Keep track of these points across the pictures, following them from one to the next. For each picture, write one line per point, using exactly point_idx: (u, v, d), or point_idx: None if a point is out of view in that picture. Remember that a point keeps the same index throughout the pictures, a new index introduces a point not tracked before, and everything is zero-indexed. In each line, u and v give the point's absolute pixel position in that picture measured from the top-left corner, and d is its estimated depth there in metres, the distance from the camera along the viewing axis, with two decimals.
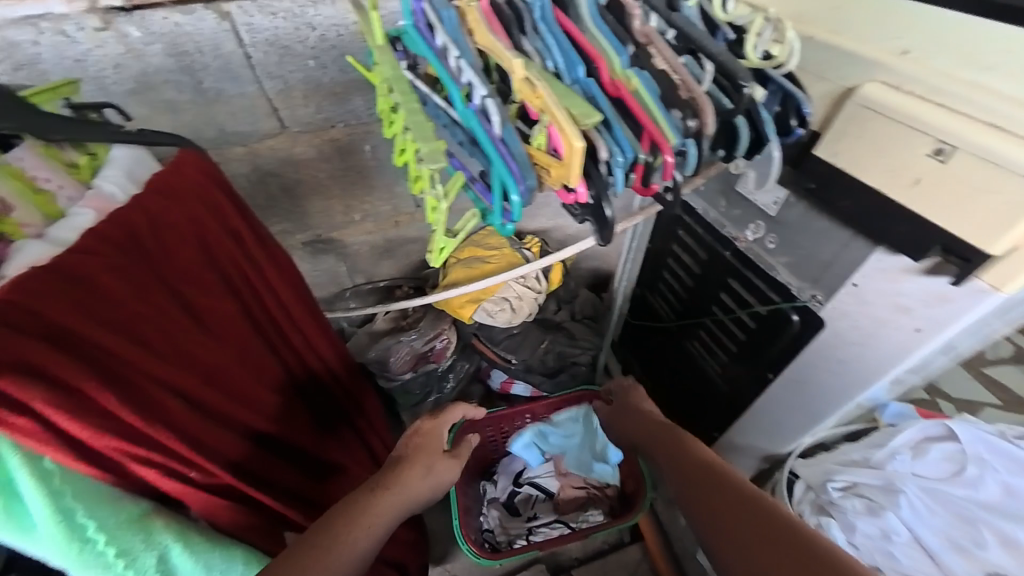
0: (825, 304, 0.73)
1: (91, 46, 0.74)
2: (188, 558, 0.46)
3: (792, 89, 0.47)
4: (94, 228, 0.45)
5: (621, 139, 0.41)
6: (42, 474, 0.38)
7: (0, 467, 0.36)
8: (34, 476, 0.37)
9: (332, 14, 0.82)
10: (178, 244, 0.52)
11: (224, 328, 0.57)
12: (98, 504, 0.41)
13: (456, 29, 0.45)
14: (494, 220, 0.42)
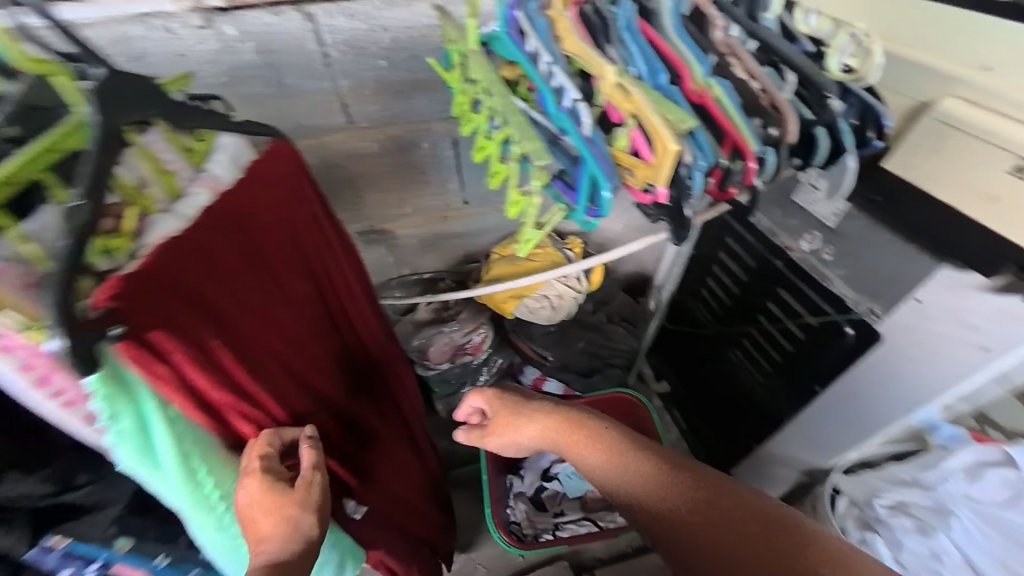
0: (882, 318, 0.72)
1: (193, 43, 0.81)
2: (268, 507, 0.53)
3: (873, 102, 0.48)
4: (209, 205, 0.47)
5: (703, 143, 0.43)
6: (170, 420, 0.43)
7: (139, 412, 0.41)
8: (164, 421, 0.43)
9: (406, 18, 0.87)
10: (271, 228, 0.53)
11: (303, 308, 0.60)
12: (209, 453, 0.48)
13: (546, 36, 0.48)
14: (577, 216, 0.45)
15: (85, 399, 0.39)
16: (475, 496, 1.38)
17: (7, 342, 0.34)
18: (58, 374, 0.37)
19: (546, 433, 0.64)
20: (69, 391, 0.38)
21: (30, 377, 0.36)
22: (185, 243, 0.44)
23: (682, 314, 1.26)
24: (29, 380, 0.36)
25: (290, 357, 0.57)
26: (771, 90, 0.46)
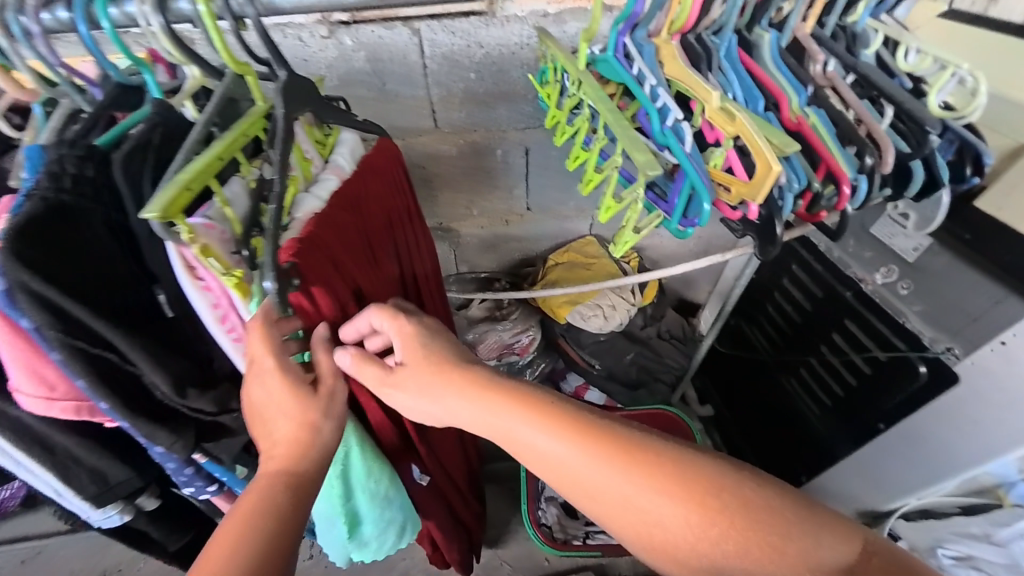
0: (962, 359, 0.70)
1: (316, 49, 0.92)
2: (361, 463, 0.57)
3: (973, 138, 0.48)
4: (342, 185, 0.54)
5: (798, 167, 0.46)
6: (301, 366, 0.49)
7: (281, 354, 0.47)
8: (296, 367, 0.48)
9: (500, 36, 0.93)
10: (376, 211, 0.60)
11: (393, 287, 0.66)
12: None
13: (652, 61, 0.51)
14: (672, 224, 0.49)
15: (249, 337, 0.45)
16: (507, 494, 1.41)
17: (207, 281, 0.41)
18: (234, 312, 0.43)
19: (490, 413, 0.46)
20: (240, 330, 0.44)
21: (215, 312, 0.42)
22: (334, 221, 0.51)
23: (735, 337, 1.24)
24: (213, 314, 0.42)
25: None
26: (868, 120, 0.48)
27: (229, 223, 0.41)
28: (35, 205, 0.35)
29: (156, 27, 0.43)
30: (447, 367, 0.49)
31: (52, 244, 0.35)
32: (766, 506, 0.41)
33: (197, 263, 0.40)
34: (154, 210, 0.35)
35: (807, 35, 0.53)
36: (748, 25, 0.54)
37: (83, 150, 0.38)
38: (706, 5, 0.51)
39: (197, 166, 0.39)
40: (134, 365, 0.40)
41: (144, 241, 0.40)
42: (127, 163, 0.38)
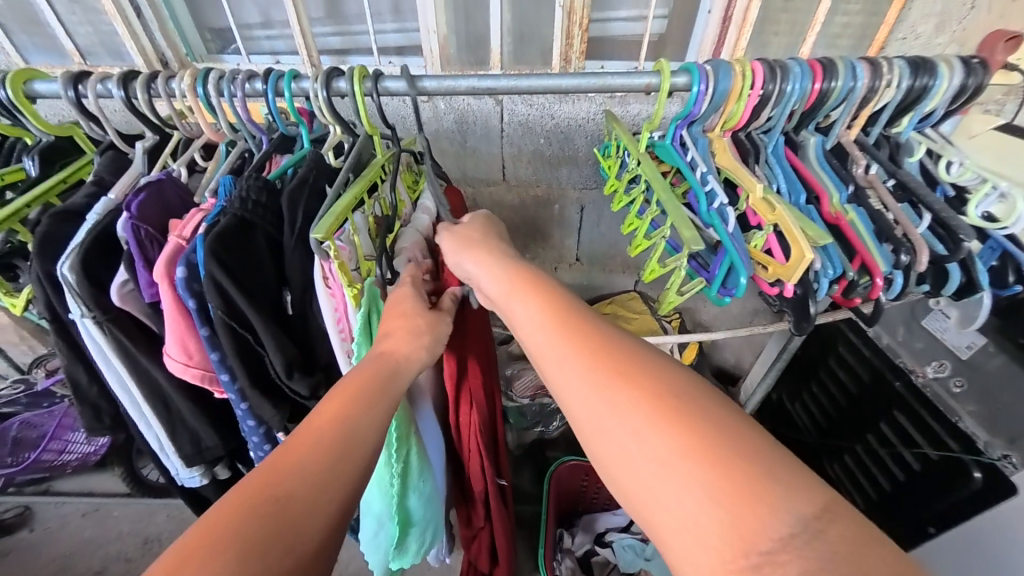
0: (1021, 469, 0.67)
1: (415, 109, 1.09)
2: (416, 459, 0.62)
3: (1015, 249, 0.51)
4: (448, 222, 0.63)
5: (834, 257, 0.51)
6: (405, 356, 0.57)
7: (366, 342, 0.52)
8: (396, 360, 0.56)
9: (571, 111, 1.06)
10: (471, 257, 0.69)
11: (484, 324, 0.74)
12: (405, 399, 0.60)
13: (706, 152, 0.60)
14: (712, 290, 0.55)
15: (352, 337, 0.54)
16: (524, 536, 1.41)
17: (334, 288, 0.51)
18: (346, 317, 0.54)
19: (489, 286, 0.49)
20: (346, 328, 0.54)
21: (334, 314, 0.53)
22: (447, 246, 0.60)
23: (778, 415, 1.21)
24: (332, 315, 0.53)
25: (483, 353, 0.72)
26: (906, 222, 0.52)
27: (354, 247, 0.52)
28: (230, 221, 0.48)
29: (320, 97, 0.58)
30: (492, 244, 0.53)
31: (233, 250, 0.48)
32: (748, 448, 0.32)
33: (332, 274, 0.50)
34: (321, 232, 0.46)
35: (851, 141, 0.59)
36: (796, 128, 0.61)
37: (263, 182, 0.52)
38: (758, 109, 0.58)
39: (345, 202, 0.50)
40: (260, 347, 0.51)
41: (290, 251, 0.52)
42: (292, 196, 0.51)
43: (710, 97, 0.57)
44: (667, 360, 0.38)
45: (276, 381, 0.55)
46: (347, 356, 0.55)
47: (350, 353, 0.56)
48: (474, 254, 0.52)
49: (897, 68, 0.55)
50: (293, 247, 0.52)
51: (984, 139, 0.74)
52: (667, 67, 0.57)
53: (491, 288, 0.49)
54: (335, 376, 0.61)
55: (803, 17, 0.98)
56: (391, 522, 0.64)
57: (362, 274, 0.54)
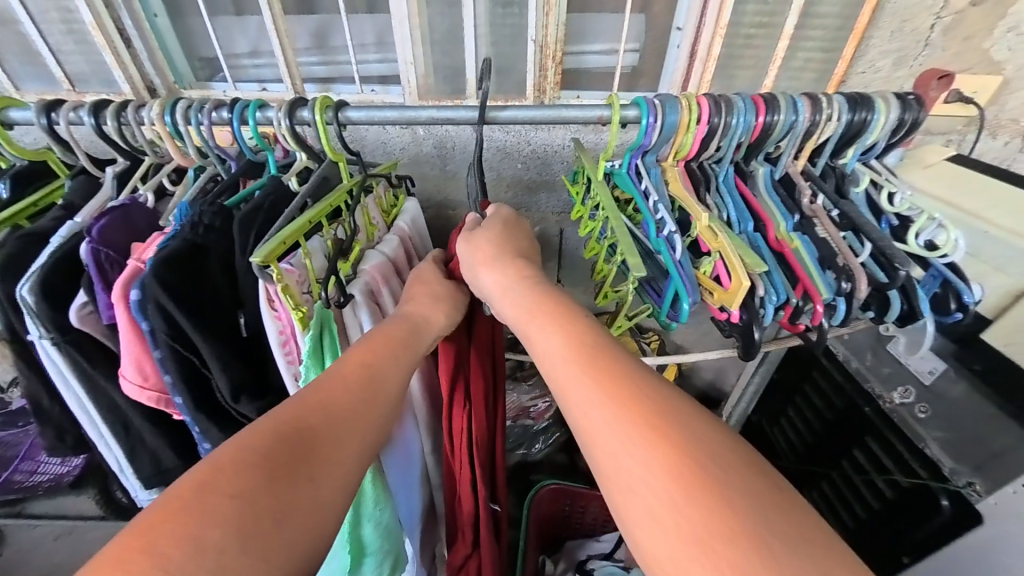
0: (985, 497, 0.66)
1: (395, 135, 1.11)
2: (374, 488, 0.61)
3: (953, 277, 0.53)
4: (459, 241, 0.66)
5: (778, 284, 0.52)
6: None
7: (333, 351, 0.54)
8: None
9: (547, 138, 1.09)
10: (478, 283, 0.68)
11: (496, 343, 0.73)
12: None
13: (659, 180, 0.62)
14: (661, 315, 0.56)
15: (299, 360, 0.54)
16: None
17: (280, 311, 0.52)
18: (293, 339, 0.54)
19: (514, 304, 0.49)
20: (293, 352, 0.54)
21: (280, 337, 0.53)
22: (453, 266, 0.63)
23: (757, 439, 1.20)
24: (279, 338, 0.53)
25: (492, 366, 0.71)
26: (847, 251, 0.53)
27: (305, 271, 0.53)
28: (180, 244, 0.49)
29: (284, 126, 0.60)
30: (510, 259, 0.54)
31: (181, 274, 0.49)
32: (756, 523, 0.31)
33: (277, 297, 0.51)
34: (260, 256, 0.47)
35: (797, 172, 0.61)
36: (746, 158, 0.63)
37: (217, 208, 0.53)
38: (706, 140, 0.60)
39: (293, 226, 0.51)
40: (207, 370, 0.53)
41: (242, 273, 0.52)
42: (245, 220, 0.52)
43: (659, 129, 0.59)
44: (688, 408, 0.37)
45: (222, 403, 0.56)
46: (294, 379, 0.55)
47: (297, 376, 0.56)
48: (491, 272, 0.53)
49: (836, 103, 0.57)
50: (248, 271, 0.52)
51: (937, 168, 0.76)
52: (618, 100, 0.59)
53: (504, 306, 0.50)
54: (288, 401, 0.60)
55: (766, 52, 1.02)
56: (344, 551, 0.62)
57: (312, 297, 0.53)
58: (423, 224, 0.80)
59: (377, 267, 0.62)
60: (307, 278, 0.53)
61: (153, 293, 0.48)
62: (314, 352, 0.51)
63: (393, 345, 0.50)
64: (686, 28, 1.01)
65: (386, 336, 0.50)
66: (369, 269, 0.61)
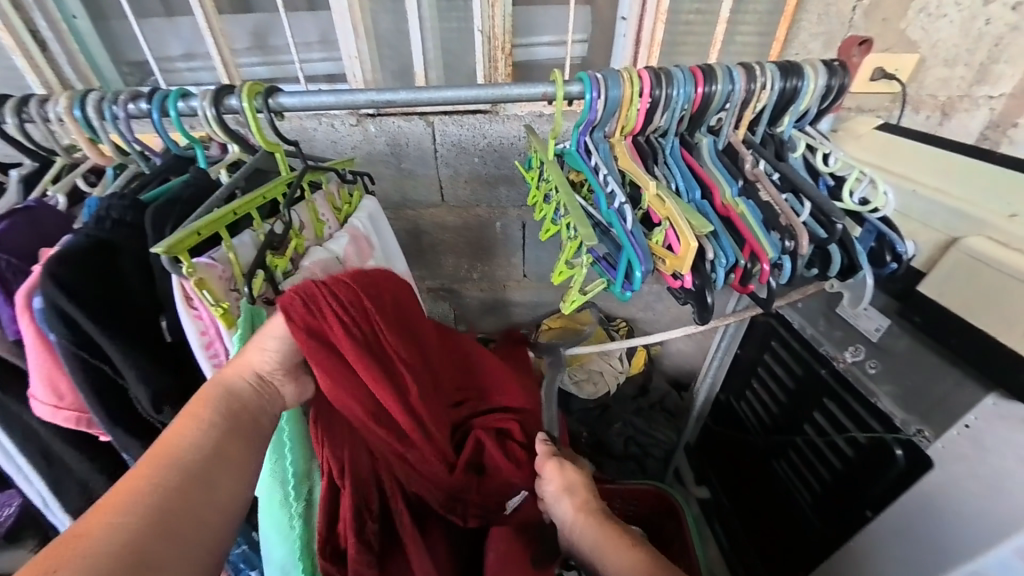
0: (933, 442, 0.69)
1: (346, 134, 1.07)
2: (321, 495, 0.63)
3: (887, 230, 0.56)
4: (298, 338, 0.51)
5: (726, 246, 0.53)
6: None
7: None
8: None
9: (503, 130, 1.06)
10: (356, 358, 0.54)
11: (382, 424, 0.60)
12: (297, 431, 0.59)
13: (607, 156, 0.61)
14: (615, 287, 0.56)
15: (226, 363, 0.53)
16: None
17: (199, 310, 0.50)
18: (218, 340, 0.52)
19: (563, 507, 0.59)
20: (220, 355, 0.53)
21: (202, 338, 0.51)
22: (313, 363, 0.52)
23: (725, 414, 1.24)
24: (200, 340, 0.52)
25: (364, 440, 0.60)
26: (790, 212, 0.55)
27: (230, 265, 0.52)
28: (83, 241, 0.48)
29: (210, 117, 0.57)
30: (577, 469, 0.63)
31: (85, 273, 0.47)
32: None
33: (193, 294, 0.49)
34: (163, 245, 0.45)
35: (738, 141, 0.63)
36: (690, 131, 0.64)
37: (129, 202, 0.52)
38: (650, 114, 0.61)
39: (210, 218, 0.50)
40: (121, 380, 0.50)
41: (159, 273, 0.50)
42: (158, 213, 0.51)
43: (603, 104, 0.59)
44: None
45: (145, 418, 0.53)
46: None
47: None
48: (570, 507, 0.58)
49: (768, 71, 0.59)
50: (164, 270, 0.51)
51: (868, 139, 0.80)
52: (561, 77, 0.59)
53: (579, 547, 0.55)
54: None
55: (704, 38, 1.06)
56: None
57: (240, 294, 0.53)
58: (383, 219, 0.79)
59: (318, 264, 0.62)
60: (232, 273, 0.52)
61: (48, 295, 0.45)
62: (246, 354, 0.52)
63: (227, 400, 0.49)
64: (629, 18, 1.02)
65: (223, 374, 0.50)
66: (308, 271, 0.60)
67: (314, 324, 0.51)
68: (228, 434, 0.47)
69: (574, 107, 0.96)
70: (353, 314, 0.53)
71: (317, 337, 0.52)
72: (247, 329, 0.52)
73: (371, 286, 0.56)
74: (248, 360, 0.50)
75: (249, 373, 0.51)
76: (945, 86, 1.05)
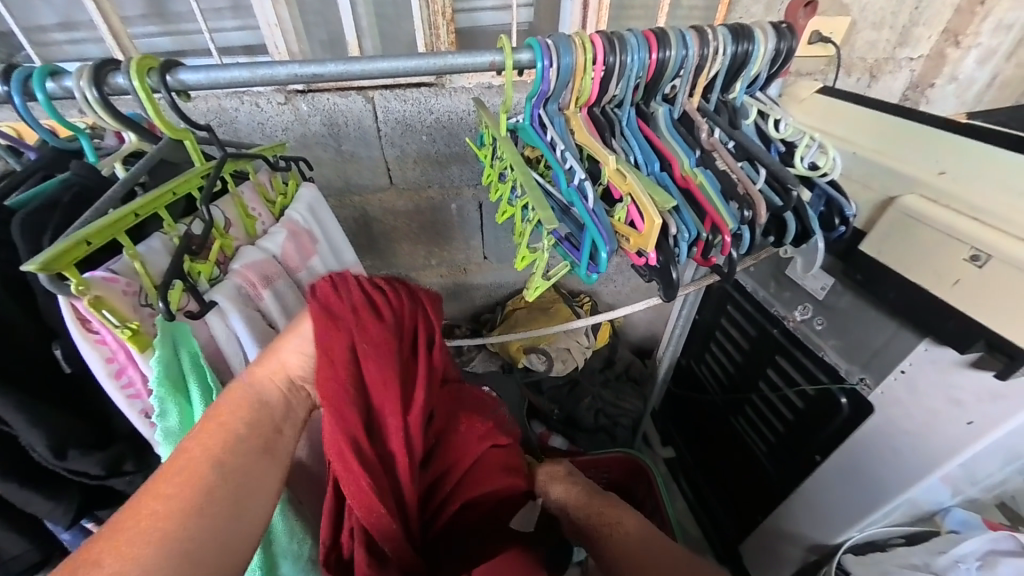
0: (873, 388, 0.75)
1: (273, 114, 0.95)
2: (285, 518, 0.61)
3: (835, 194, 0.59)
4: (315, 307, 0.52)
5: (688, 220, 0.53)
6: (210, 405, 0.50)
7: (186, 400, 0.48)
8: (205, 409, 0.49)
9: (450, 104, 0.98)
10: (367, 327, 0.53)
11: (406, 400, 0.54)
12: None
13: (563, 130, 0.58)
14: (580, 270, 0.54)
15: (145, 394, 0.47)
16: None
17: (102, 336, 0.43)
18: (131, 366, 0.46)
19: (557, 495, 0.67)
20: (136, 384, 0.46)
21: (110, 366, 0.44)
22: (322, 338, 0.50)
23: (687, 377, 1.30)
24: (108, 369, 0.45)
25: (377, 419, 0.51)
26: (747, 181, 0.55)
27: (137, 277, 0.45)
28: None
29: (90, 99, 0.47)
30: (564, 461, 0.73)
31: None
32: None
33: (89, 316, 0.42)
34: (38, 261, 0.37)
35: (693, 110, 0.61)
36: (646, 100, 0.62)
37: None
38: (604, 83, 0.57)
39: (97, 225, 0.42)
40: (9, 427, 0.44)
41: (41, 296, 0.44)
42: (29, 221, 0.43)
43: (556, 73, 0.55)
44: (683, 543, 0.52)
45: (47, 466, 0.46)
46: (145, 414, 0.48)
47: (148, 411, 0.48)
48: (564, 492, 0.67)
49: (720, 35, 0.57)
50: (49, 292, 0.44)
51: (810, 104, 0.82)
52: (508, 43, 0.54)
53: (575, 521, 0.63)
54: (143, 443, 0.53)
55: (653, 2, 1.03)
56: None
57: (156, 309, 0.46)
58: (324, 208, 0.72)
59: (251, 267, 0.55)
60: (140, 286, 0.45)
61: None
62: (170, 377, 0.46)
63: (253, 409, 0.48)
64: None
65: (246, 381, 0.50)
66: (240, 275, 0.54)
67: (347, 323, 0.52)
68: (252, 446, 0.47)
69: (524, 77, 0.91)
70: (393, 322, 0.55)
71: (343, 337, 0.51)
72: (168, 348, 0.45)
73: (427, 302, 0.61)
74: (280, 352, 0.51)
75: (279, 373, 0.52)
76: (874, 48, 1.10)
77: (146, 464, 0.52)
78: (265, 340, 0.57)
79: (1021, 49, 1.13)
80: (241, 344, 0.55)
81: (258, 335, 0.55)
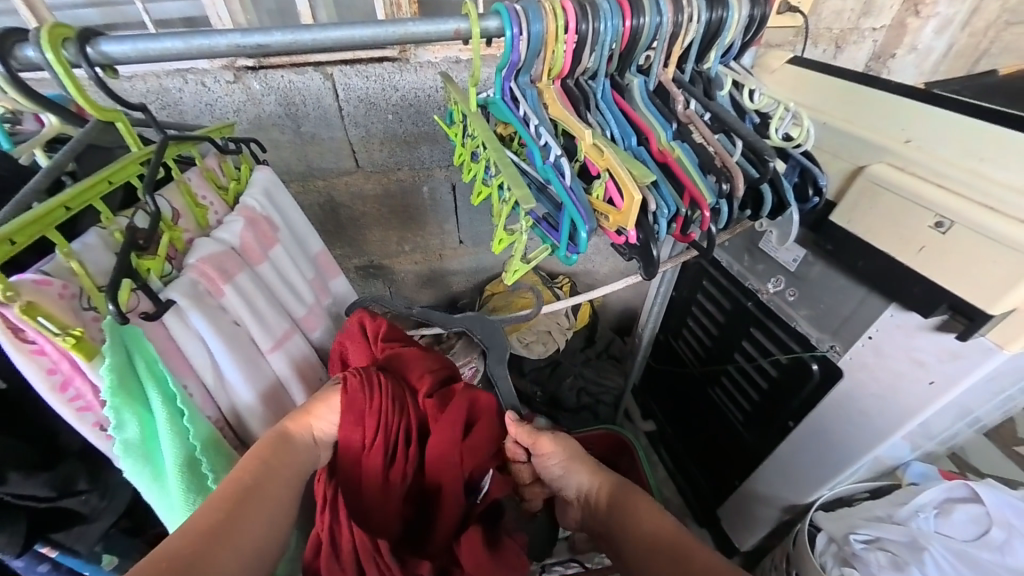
0: (843, 354, 0.77)
1: (222, 94, 0.88)
2: None
3: (809, 164, 0.59)
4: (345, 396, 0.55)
5: (667, 196, 0.51)
6: (174, 412, 0.46)
7: (145, 408, 0.44)
8: (169, 414, 0.46)
9: (415, 80, 0.93)
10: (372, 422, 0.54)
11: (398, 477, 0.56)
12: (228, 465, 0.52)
13: (536, 104, 0.55)
14: (561, 251, 0.52)
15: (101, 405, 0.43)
16: None
17: (38, 346, 0.39)
18: (77, 377, 0.41)
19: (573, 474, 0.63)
20: (86, 396, 0.42)
21: (51, 379, 0.40)
22: (346, 427, 0.54)
23: (665, 352, 1.32)
24: (49, 382, 0.40)
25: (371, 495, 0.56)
26: (723, 153, 0.55)
27: (75, 277, 0.41)
28: None
29: None
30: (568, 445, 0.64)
31: None
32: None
33: (20, 325, 0.37)
34: None
35: (669, 80, 0.60)
36: (620, 70, 0.60)
37: None
38: (578, 53, 0.55)
39: (21, 220, 0.37)
40: None
41: None
42: None
43: (526, 42, 0.52)
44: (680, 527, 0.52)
45: None
46: (100, 427, 0.44)
47: (103, 423, 0.44)
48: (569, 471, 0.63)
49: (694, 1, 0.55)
50: None
51: (781, 75, 0.82)
52: (474, 10, 0.50)
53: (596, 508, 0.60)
54: (98, 459, 0.49)
55: None
56: None
57: (100, 312, 0.42)
58: (284, 193, 0.67)
59: (208, 260, 0.52)
60: (80, 287, 0.41)
61: None
62: (125, 386, 0.42)
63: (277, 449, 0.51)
64: None
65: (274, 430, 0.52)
66: (195, 267, 0.51)
67: (363, 415, 0.54)
68: (276, 471, 0.49)
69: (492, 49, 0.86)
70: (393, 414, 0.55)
71: (355, 428, 0.54)
72: (119, 354, 0.41)
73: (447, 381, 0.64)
74: (313, 418, 0.55)
75: (308, 429, 0.54)
76: (839, 18, 1.11)
77: (101, 482, 0.49)
78: (234, 340, 0.53)
79: (975, 19, 1.16)
80: (206, 346, 0.51)
81: (223, 332, 0.52)
